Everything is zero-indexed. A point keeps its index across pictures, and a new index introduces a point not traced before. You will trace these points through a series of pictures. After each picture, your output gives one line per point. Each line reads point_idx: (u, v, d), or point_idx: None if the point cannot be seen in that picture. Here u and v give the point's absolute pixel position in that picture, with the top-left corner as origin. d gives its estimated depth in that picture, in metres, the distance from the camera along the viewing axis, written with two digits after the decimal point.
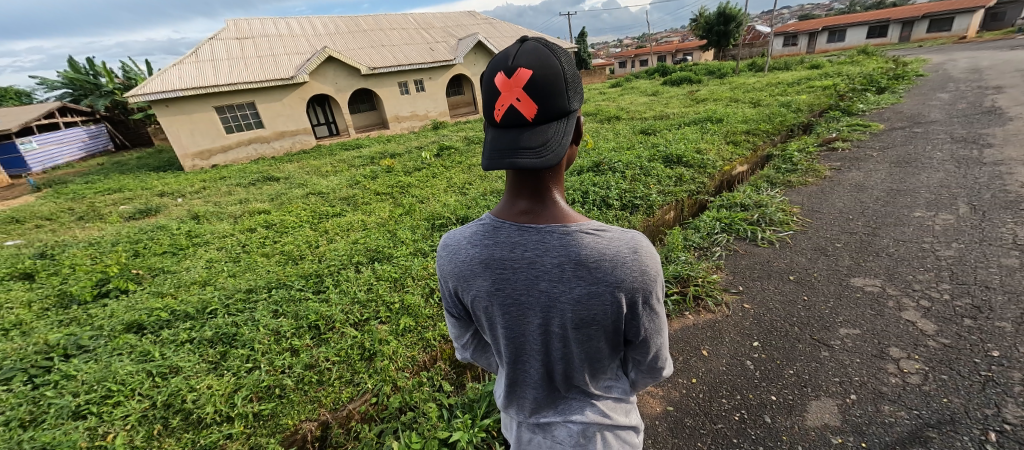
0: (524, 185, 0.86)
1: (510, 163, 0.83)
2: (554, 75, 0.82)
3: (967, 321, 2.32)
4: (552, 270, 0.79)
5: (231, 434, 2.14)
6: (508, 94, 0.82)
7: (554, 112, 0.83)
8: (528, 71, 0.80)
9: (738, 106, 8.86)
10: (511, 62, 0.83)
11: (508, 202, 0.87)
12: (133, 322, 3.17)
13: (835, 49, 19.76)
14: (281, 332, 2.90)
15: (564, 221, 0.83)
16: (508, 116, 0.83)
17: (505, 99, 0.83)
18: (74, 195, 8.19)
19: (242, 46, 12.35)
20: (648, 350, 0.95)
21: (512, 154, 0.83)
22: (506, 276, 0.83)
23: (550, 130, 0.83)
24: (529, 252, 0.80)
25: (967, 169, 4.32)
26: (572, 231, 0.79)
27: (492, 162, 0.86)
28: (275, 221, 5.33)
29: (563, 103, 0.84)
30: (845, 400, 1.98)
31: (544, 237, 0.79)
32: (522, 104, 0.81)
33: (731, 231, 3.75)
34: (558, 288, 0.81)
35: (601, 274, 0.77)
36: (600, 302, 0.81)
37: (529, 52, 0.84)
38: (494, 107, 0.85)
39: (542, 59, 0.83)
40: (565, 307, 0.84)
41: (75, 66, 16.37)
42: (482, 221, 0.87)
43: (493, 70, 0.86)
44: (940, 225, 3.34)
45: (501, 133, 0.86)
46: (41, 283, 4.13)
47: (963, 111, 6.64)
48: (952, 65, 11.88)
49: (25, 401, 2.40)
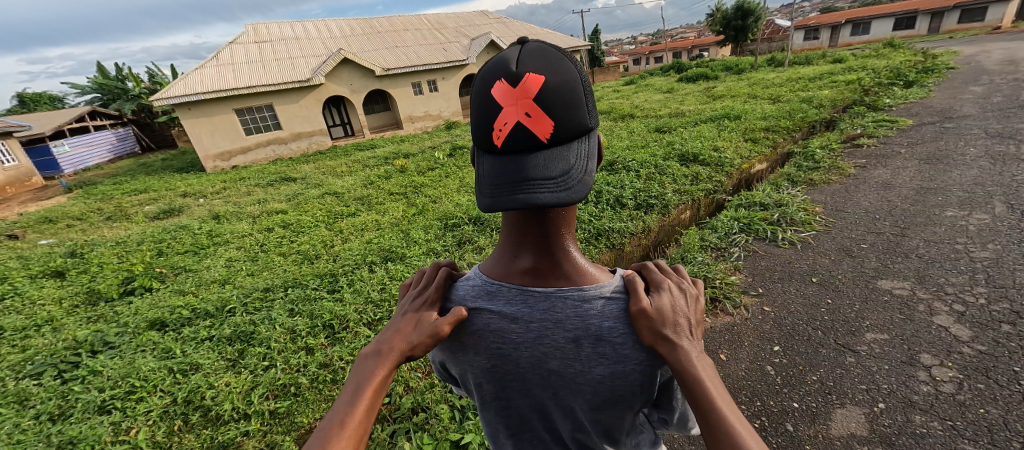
0: (527, 234, 0.77)
1: (516, 201, 0.74)
2: (570, 81, 0.77)
3: (1005, 327, 2.21)
4: (568, 346, 0.73)
5: (248, 431, 2.17)
6: (517, 109, 0.74)
7: (578, 123, 0.77)
8: (540, 79, 0.74)
9: (757, 102, 8.67)
10: (515, 70, 0.75)
11: (511, 254, 0.79)
12: (156, 320, 3.26)
13: (859, 42, 19.12)
14: (296, 331, 2.94)
15: (578, 282, 0.76)
16: (517, 144, 0.75)
17: (512, 113, 0.74)
18: (103, 196, 8.50)
19: (260, 50, 12.66)
20: (677, 412, 0.86)
21: (522, 185, 0.74)
22: (507, 353, 0.77)
23: (566, 158, 0.76)
24: (534, 325, 0.74)
25: (1003, 166, 4.12)
26: (589, 298, 0.73)
27: (492, 195, 0.77)
28: (292, 221, 5.44)
29: (582, 118, 0.78)
30: (872, 409, 1.89)
31: (554, 307, 0.73)
32: (537, 116, 0.73)
33: (750, 230, 3.65)
34: (574, 367, 0.74)
35: (627, 353, 0.71)
36: (625, 382, 0.74)
37: (533, 57, 0.77)
38: (490, 127, 0.76)
39: (551, 65, 0.77)
40: (584, 387, 0.76)
41: (104, 72, 17.10)
42: (456, 290, 0.80)
43: (486, 80, 0.78)
44: (975, 225, 3.19)
45: (505, 160, 0.77)
46: (71, 280, 4.30)
47: (998, 105, 6.34)
48: (984, 57, 11.39)
49: (56, 395, 2.51)
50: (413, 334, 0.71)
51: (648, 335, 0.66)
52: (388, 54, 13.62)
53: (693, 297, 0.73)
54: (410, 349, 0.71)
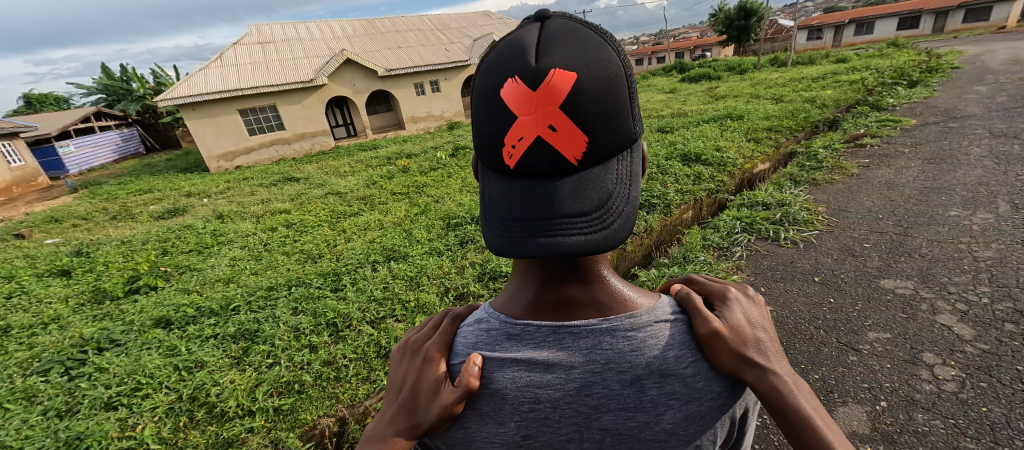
0: (551, 271, 0.73)
1: (531, 230, 0.71)
2: (606, 79, 0.72)
3: (1008, 326, 2.20)
4: (627, 392, 0.65)
5: (252, 427, 2.19)
6: (538, 121, 0.71)
7: (614, 134, 0.74)
8: (564, 82, 0.70)
9: (759, 103, 8.66)
10: (536, 73, 0.71)
11: (533, 293, 0.73)
12: (161, 318, 3.29)
13: (863, 42, 19.03)
14: (300, 329, 2.96)
15: (622, 310, 0.70)
16: (536, 162, 0.73)
17: (530, 126, 0.72)
18: (108, 196, 8.57)
19: (264, 51, 12.74)
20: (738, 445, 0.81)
21: (540, 207, 0.72)
22: (546, 414, 0.65)
23: (591, 176, 0.74)
24: (580, 370, 0.65)
25: (1008, 166, 4.09)
26: (642, 329, 0.67)
27: (505, 218, 0.75)
28: (295, 221, 5.48)
29: (621, 125, 0.74)
30: (874, 407, 1.90)
31: (603, 342, 0.66)
32: (562, 130, 0.71)
33: (752, 230, 3.65)
34: (635, 420, 0.65)
35: (696, 383, 0.66)
36: (700, 424, 0.68)
37: (562, 46, 0.72)
38: (506, 139, 0.74)
39: (586, 55, 0.72)
40: (653, 441, 0.66)
41: (110, 73, 17.29)
42: (459, 342, 0.73)
43: (501, 82, 0.74)
44: (978, 225, 3.18)
45: (522, 177, 0.74)
46: (77, 279, 4.34)
47: (1002, 105, 6.29)
48: (988, 56, 11.32)
49: (63, 392, 2.54)
50: (423, 405, 0.68)
51: (729, 361, 0.64)
52: (391, 55, 13.67)
53: (759, 307, 0.74)
54: (419, 422, 0.68)
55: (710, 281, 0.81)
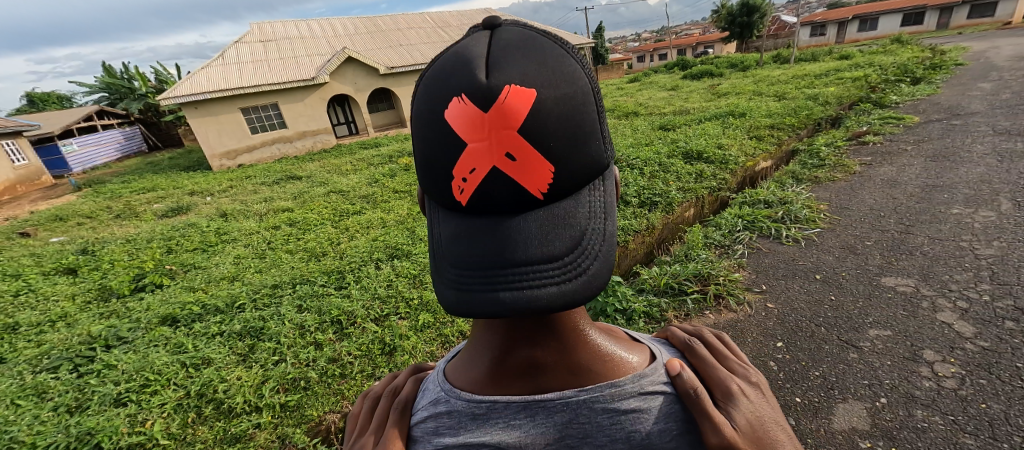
0: (515, 334, 0.67)
1: (490, 283, 0.65)
2: (569, 96, 0.68)
3: (1008, 323, 2.22)
4: None
5: (260, 423, 2.22)
6: (495, 151, 0.67)
7: (582, 157, 0.70)
8: (519, 105, 0.65)
9: (762, 100, 8.64)
10: (486, 92, 0.65)
11: (496, 359, 0.67)
12: (168, 316, 3.32)
13: (866, 38, 18.94)
14: (305, 326, 2.99)
15: (598, 377, 0.66)
16: (495, 196, 0.68)
17: (486, 156, 0.68)
18: (111, 194, 8.61)
19: (265, 49, 12.76)
20: None
21: (498, 251, 0.66)
22: None
23: (558, 210, 0.70)
24: (553, 443, 0.63)
25: (1010, 163, 4.09)
26: (624, 404, 0.63)
27: (458, 266, 0.69)
28: (299, 219, 5.50)
29: (590, 147, 0.71)
30: (874, 404, 1.92)
31: (578, 416, 0.63)
32: (520, 158, 0.66)
33: (754, 228, 3.66)
34: None
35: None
36: None
37: (519, 61, 0.67)
38: (458, 172, 0.69)
39: (545, 70, 0.67)
40: None
41: (112, 71, 17.33)
42: (417, 427, 0.69)
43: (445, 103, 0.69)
44: (980, 222, 3.19)
45: (480, 216, 0.70)
46: (83, 277, 4.37)
47: (1006, 102, 6.27)
48: (993, 52, 11.25)
49: (72, 388, 2.58)
50: None
51: None
52: (392, 52, 13.68)
53: (760, 397, 0.71)
54: None
55: (709, 359, 0.75)
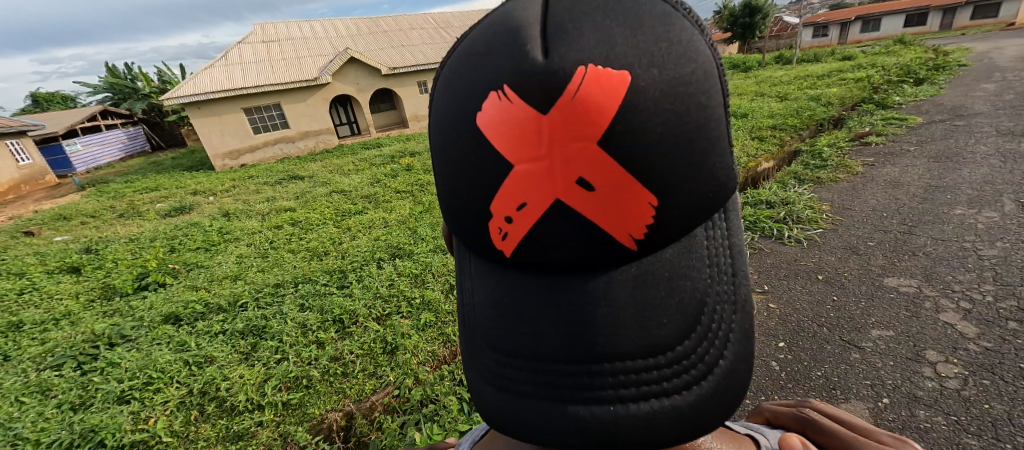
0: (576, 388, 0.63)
1: (564, 374, 0.64)
2: (678, 80, 0.58)
3: (1012, 324, 2.21)
4: None
5: (262, 421, 2.23)
6: (560, 176, 0.60)
7: (696, 179, 0.62)
8: (591, 107, 0.56)
9: (763, 101, 8.63)
10: (547, 95, 0.58)
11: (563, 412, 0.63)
12: (170, 314, 3.33)
13: (869, 39, 18.87)
14: (308, 325, 3.00)
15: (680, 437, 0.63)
16: (559, 240, 0.63)
17: (548, 184, 0.61)
18: (115, 194, 8.66)
19: (268, 50, 12.81)
20: None
21: (565, 339, 0.65)
22: None
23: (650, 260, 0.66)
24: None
25: (1014, 164, 4.07)
26: None
27: (513, 350, 0.69)
28: (301, 219, 5.52)
29: (703, 155, 0.61)
30: (876, 404, 1.91)
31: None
32: (599, 187, 0.60)
33: (755, 229, 3.66)
34: None
35: None
36: None
37: (606, 45, 0.58)
38: (517, 188, 0.64)
39: (644, 50, 0.58)
40: None
41: (115, 72, 17.45)
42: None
43: (479, 100, 0.63)
44: (984, 223, 3.18)
45: (544, 291, 0.68)
46: (86, 276, 4.40)
47: (1010, 103, 6.24)
48: (998, 53, 11.19)
49: (76, 385, 2.59)
50: None
51: None
52: (394, 53, 13.70)
53: None
54: None
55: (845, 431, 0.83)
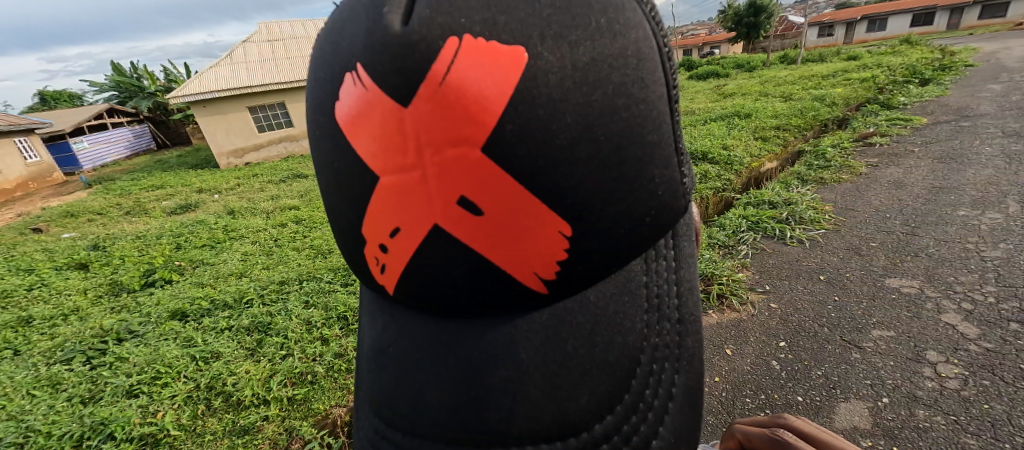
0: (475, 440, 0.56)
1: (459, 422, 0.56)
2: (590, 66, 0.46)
3: (1013, 325, 2.21)
4: None
5: (268, 416, 2.26)
6: (437, 190, 0.49)
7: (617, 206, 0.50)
8: (464, 97, 0.44)
9: (768, 101, 8.62)
10: (404, 80, 0.45)
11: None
12: (177, 310, 3.38)
13: (876, 39, 18.78)
14: (313, 322, 3.03)
15: None
16: (446, 276, 0.53)
17: (425, 202, 0.50)
18: (122, 192, 8.74)
19: (273, 49, 12.88)
20: None
21: (452, 404, 0.57)
22: None
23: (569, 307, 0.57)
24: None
25: (1019, 165, 4.06)
26: None
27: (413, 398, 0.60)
28: (305, 217, 5.56)
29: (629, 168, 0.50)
30: (876, 403, 1.92)
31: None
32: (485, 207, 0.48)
33: (758, 229, 3.67)
34: None
35: None
36: None
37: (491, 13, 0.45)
38: (396, 203, 0.52)
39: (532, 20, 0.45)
40: None
41: (123, 71, 17.60)
42: None
43: (339, 85, 0.53)
44: (987, 224, 3.18)
45: (437, 344, 0.60)
46: (94, 272, 4.45)
47: (1016, 104, 6.21)
48: (1005, 53, 11.12)
49: (86, 379, 2.64)
50: None
51: None
52: None
53: None
54: None
55: None
